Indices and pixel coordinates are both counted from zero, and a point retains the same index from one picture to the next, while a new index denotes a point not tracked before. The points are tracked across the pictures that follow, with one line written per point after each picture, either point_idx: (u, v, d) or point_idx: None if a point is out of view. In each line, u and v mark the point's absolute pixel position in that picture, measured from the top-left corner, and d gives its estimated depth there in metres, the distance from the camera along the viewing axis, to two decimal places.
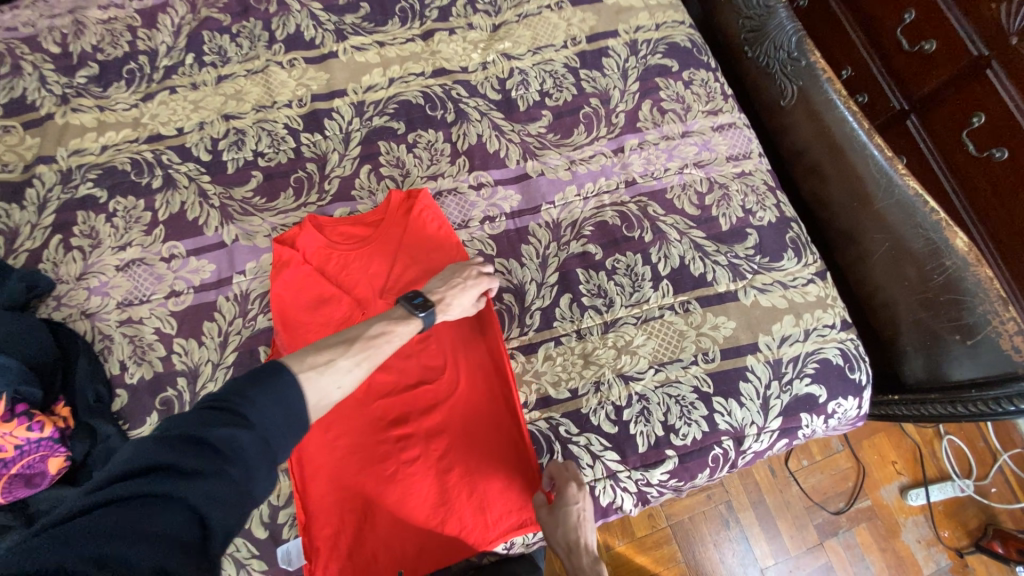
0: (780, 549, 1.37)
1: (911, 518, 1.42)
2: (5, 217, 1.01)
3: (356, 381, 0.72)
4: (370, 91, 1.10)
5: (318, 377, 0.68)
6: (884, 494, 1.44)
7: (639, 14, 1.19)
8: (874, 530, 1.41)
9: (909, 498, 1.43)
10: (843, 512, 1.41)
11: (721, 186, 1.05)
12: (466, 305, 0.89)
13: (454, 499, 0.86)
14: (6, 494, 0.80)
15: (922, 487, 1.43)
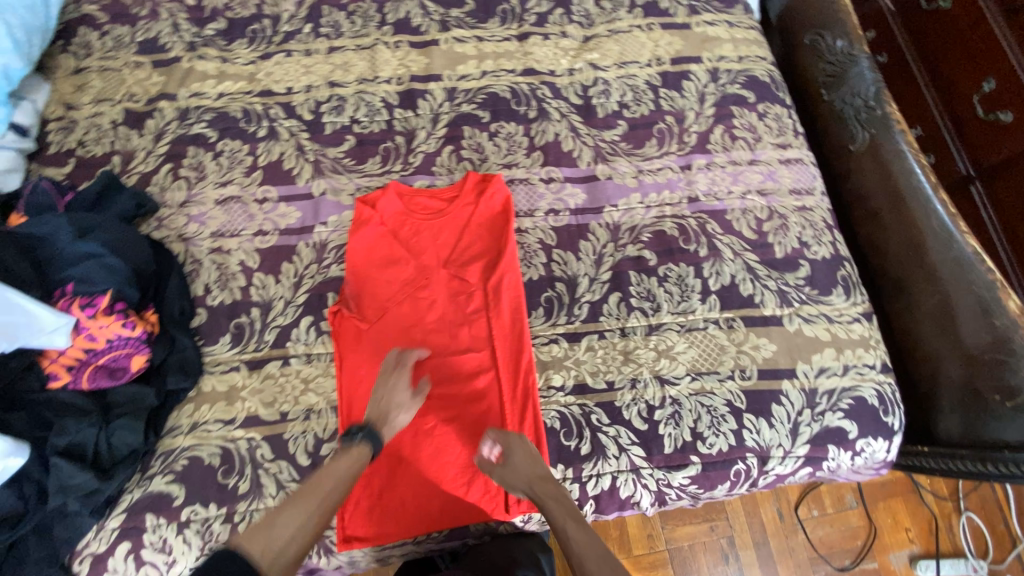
0: None
1: None
2: (125, 141, 1.13)
3: (308, 530, 0.76)
4: (463, 79, 1.19)
5: (262, 544, 0.72)
6: (892, 560, 1.41)
7: (724, 45, 1.25)
8: None
9: (918, 567, 1.39)
10: (847, 570, 1.40)
11: (780, 216, 1.09)
12: (404, 401, 0.89)
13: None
14: (91, 382, 0.86)
15: (933, 559, 1.40)
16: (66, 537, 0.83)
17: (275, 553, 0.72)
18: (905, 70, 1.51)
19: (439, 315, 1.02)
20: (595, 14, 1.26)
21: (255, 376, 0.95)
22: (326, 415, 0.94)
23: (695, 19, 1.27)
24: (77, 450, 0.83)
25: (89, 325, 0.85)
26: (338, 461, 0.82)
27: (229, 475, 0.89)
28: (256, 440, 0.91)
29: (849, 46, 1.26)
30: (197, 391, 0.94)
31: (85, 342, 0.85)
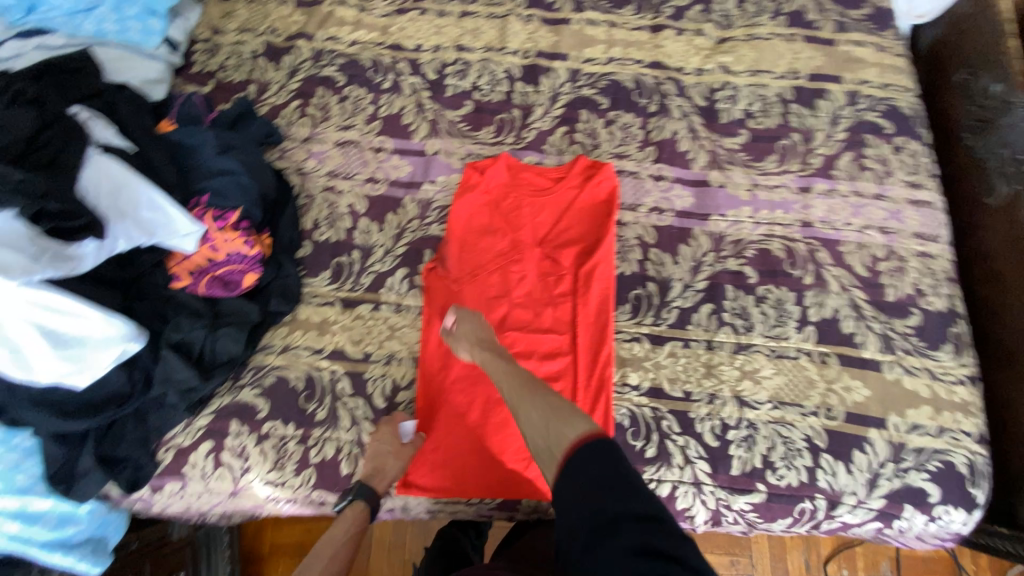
0: None
1: None
2: (261, 72, 1.19)
3: None
4: (589, 62, 1.17)
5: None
6: None
7: (868, 68, 1.17)
8: None
9: None
10: None
11: (899, 258, 1.03)
12: (392, 449, 0.90)
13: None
14: (206, 289, 0.93)
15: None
16: (158, 425, 0.90)
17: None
18: None
19: (526, 291, 1.02)
20: (735, 16, 1.21)
21: (346, 314, 1.00)
22: (406, 364, 0.98)
23: (841, 37, 1.20)
24: (185, 347, 0.89)
25: (215, 237, 0.91)
26: (336, 526, 0.88)
27: (309, 402, 0.94)
28: (339, 373, 0.96)
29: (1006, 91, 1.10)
30: (293, 317, 1.00)
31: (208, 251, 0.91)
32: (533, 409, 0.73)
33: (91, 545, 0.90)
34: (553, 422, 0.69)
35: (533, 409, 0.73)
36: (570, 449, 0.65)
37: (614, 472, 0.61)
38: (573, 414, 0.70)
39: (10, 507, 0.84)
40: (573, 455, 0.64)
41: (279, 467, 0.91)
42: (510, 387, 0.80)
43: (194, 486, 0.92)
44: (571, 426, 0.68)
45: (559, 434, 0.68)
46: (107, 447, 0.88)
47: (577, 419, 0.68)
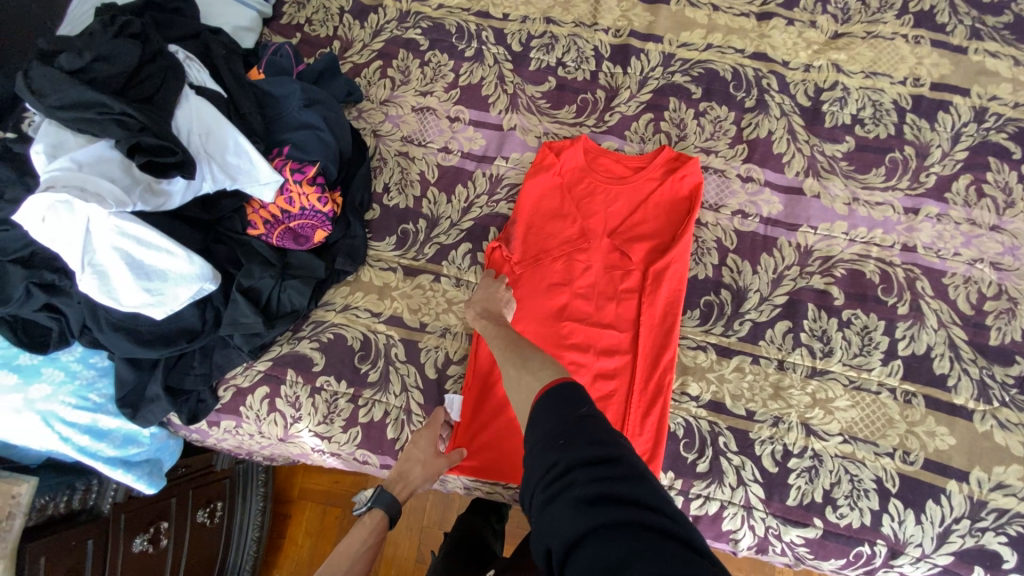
0: None
1: None
2: (347, 28, 1.18)
3: None
4: (684, 47, 1.10)
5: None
6: None
7: (1004, 82, 1.03)
8: None
9: None
10: None
11: (1011, 300, 0.92)
12: (423, 457, 0.87)
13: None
14: (279, 240, 0.94)
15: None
16: (221, 364, 0.95)
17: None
18: None
19: (588, 283, 0.98)
20: (856, 9, 1.09)
21: (407, 282, 1.00)
22: (460, 339, 0.97)
23: (977, 43, 1.06)
24: (253, 294, 0.92)
25: (291, 189, 0.91)
26: (353, 538, 0.85)
27: (364, 362, 0.96)
28: (394, 339, 0.97)
29: None
30: (355, 278, 1.01)
31: (284, 203, 0.92)
32: (512, 369, 0.74)
33: (148, 467, 0.97)
34: (527, 378, 0.70)
35: (512, 368, 0.74)
36: (537, 397, 0.65)
37: (572, 419, 0.58)
38: (545, 366, 0.70)
39: (82, 421, 0.89)
40: (538, 406, 0.63)
41: (328, 421, 0.95)
42: (500, 352, 0.80)
43: (248, 426, 0.98)
44: (539, 379, 0.68)
45: (531, 388, 0.68)
46: (174, 379, 0.92)
47: (545, 372, 0.69)
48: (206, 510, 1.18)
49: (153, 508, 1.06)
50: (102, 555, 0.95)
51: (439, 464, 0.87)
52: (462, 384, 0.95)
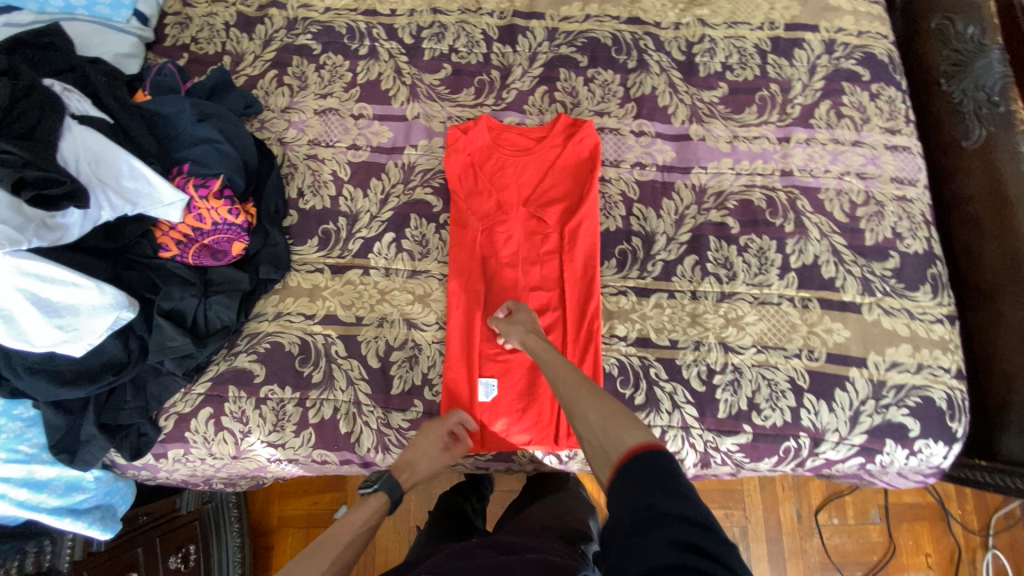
0: None
1: None
2: (236, 43, 1.17)
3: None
4: (566, 21, 1.16)
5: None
6: None
7: (844, 17, 1.16)
8: None
9: None
10: None
11: (877, 203, 1.04)
12: (432, 452, 0.90)
13: (540, 395, 0.95)
14: (196, 258, 0.94)
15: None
16: (158, 394, 0.93)
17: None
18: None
19: (514, 251, 1.03)
20: None
21: (336, 280, 1.02)
22: (398, 326, 0.99)
23: None
24: (178, 316, 0.91)
25: (199, 206, 0.90)
26: (355, 517, 0.82)
27: (305, 364, 0.97)
28: (332, 337, 0.98)
29: (981, 33, 1.12)
30: (284, 285, 1.01)
31: (193, 221, 0.91)
32: (593, 410, 0.74)
33: (99, 512, 0.94)
34: (615, 426, 0.69)
35: (592, 411, 0.74)
36: (627, 453, 0.64)
37: (668, 477, 0.58)
38: (633, 426, 0.68)
39: (17, 475, 0.87)
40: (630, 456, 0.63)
41: (279, 428, 0.95)
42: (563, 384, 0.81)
43: (198, 451, 0.96)
44: (629, 434, 0.67)
45: (617, 441, 0.67)
46: (108, 415, 0.90)
47: (635, 429, 0.67)
48: (178, 556, 1.17)
49: (120, 560, 1.03)
50: None
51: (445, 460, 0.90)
52: (405, 368, 0.98)
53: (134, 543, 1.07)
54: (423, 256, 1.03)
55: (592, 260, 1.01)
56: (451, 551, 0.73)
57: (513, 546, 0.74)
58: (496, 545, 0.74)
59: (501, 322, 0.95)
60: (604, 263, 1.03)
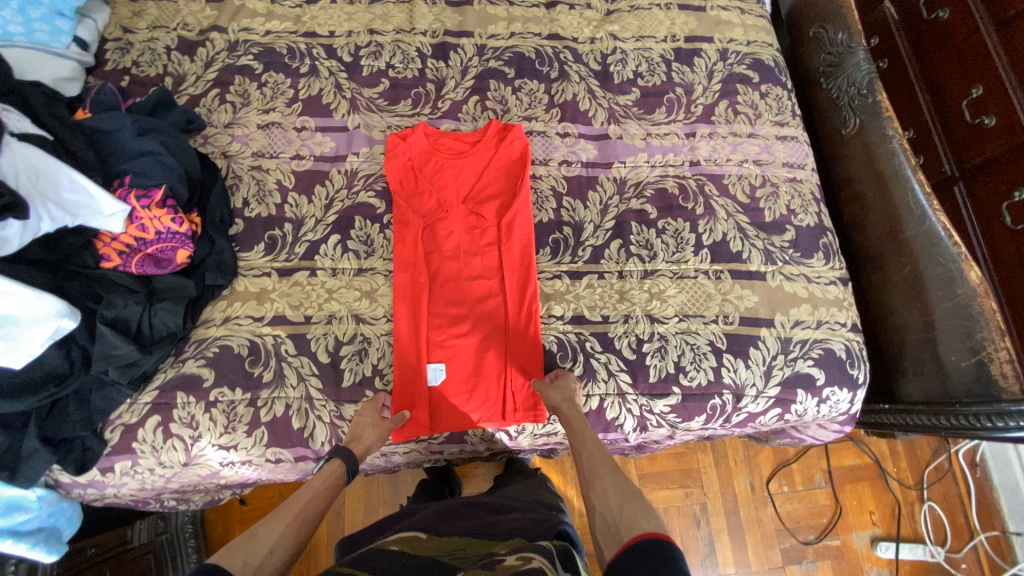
0: (744, 559, 1.64)
1: (876, 568, 1.66)
2: (177, 65, 1.21)
3: (287, 538, 0.77)
4: (493, 38, 1.28)
5: (242, 558, 0.71)
6: (855, 539, 1.69)
7: (735, 28, 1.33)
8: (836, 567, 1.66)
9: (877, 547, 1.67)
10: (811, 543, 1.67)
11: (772, 185, 1.19)
12: (373, 420, 0.96)
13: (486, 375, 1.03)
14: (139, 268, 0.96)
15: (892, 541, 1.67)
16: (103, 406, 0.92)
17: (257, 564, 0.71)
18: (896, 52, 1.35)
19: (456, 245, 1.11)
20: None
21: (284, 282, 1.06)
22: (347, 321, 1.04)
23: (710, 3, 1.35)
24: (122, 324, 0.92)
25: (142, 216, 0.93)
26: (312, 480, 0.87)
27: (255, 365, 1.00)
28: (282, 337, 1.02)
29: (849, 38, 1.29)
30: (232, 290, 1.04)
31: (136, 231, 0.93)
32: (612, 489, 0.80)
33: (43, 534, 0.93)
34: (631, 509, 0.75)
35: (611, 488, 0.81)
36: (634, 536, 0.70)
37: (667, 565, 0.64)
38: (648, 513, 0.74)
39: None
40: (639, 539, 0.69)
41: (230, 429, 0.96)
42: (587, 457, 0.88)
43: (146, 461, 0.96)
44: (647, 522, 0.72)
45: (632, 522, 0.73)
46: (50, 428, 0.90)
47: (653, 518, 0.73)
48: None
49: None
50: None
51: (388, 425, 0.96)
52: (356, 360, 1.02)
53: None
54: (369, 255, 1.09)
55: (527, 250, 1.10)
56: (438, 515, 0.86)
57: (499, 508, 0.90)
58: (479, 508, 0.89)
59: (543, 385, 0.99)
60: (539, 252, 1.12)
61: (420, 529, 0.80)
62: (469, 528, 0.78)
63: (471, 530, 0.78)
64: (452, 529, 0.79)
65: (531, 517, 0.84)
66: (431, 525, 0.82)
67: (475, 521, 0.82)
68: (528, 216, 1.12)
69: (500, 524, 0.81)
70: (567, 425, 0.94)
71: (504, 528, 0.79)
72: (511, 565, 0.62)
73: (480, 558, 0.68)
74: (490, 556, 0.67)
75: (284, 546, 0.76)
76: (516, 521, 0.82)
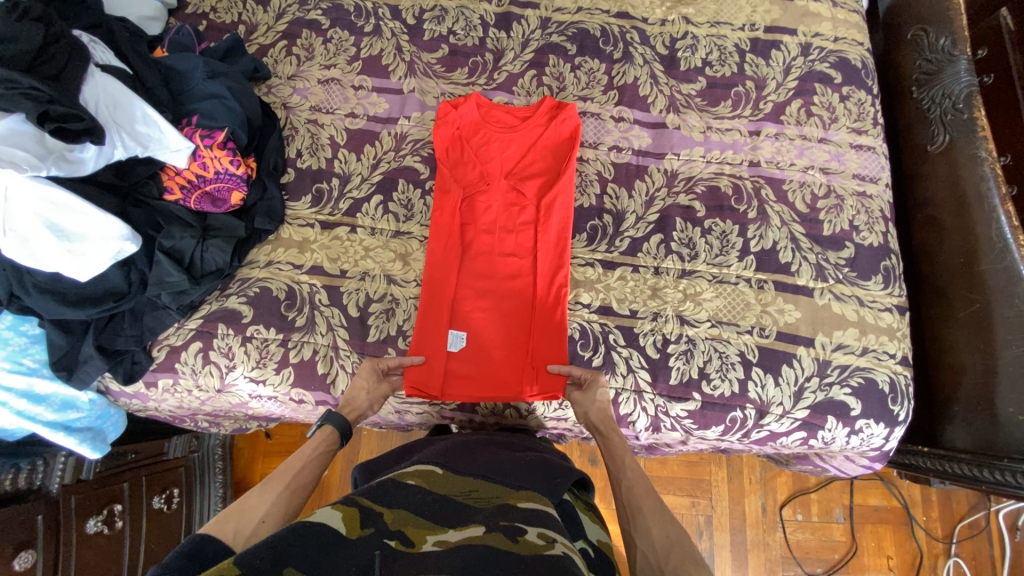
0: None
1: None
2: (251, 14, 1.25)
3: (276, 508, 0.77)
4: (559, 12, 1.24)
5: (234, 527, 0.72)
6: None
7: (823, 22, 1.22)
8: None
9: None
10: None
11: (837, 197, 1.10)
12: (368, 386, 0.99)
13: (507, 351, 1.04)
14: (198, 204, 1.02)
15: None
16: (154, 325, 1.01)
17: (249, 532, 0.72)
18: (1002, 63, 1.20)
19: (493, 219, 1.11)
20: None
21: (325, 235, 1.09)
22: (379, 280, 1.07)
23: None
24: (177, 255, 0.99)
25: (204, 155, 0.99)
26: (302, 448, 0.87)
27: (290, 310, 1.05)
28: (317, 287, 1.06)
29: (951, 45, 1.15)
30: (277, 236, 1.09)
31: (198, 168, 0.99)
32: (656, 531, 0.76)
33: (90, 433, 1.03)
34: (677, 559, 0.71)
35: (655, 528, 0.77)
36: None
37: None
38: (695, 564, 0.70)
39: (18, 387, 0.95)
40: None
41: (261, 365, 1.03)
42: (629, 484, 0.85)
43: (185, 382, 1.04)
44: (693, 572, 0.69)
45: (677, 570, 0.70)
46: (106, 339, 0.98)
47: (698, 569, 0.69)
48: (162, 497, 1.24)
49: (105, 492, 1.11)
50: (56, 532, 1.00)
51: (383, 389, 1.00)
52: (382, 319, 1.05)
53: (120, 478, 1.15)
54: (407, 219, 1.11)
55: (563, 236, 1.08)
56: (452, 449, 0.88)
57: (516, 447, 0.94)
58: (492, 445, 0.93)
59: (572, 391, 1.01)
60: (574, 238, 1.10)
61: (436, 462, 0.82)
62: (484, 471, 0.80)
63: (484, 475, 0.79)
64: (467, 469, 0.81)
65: (544, 463, 0.87)
66: (447, 460, 0.84)
67: (488, 464, 0.84)
68: (568, 199, 1.10)
69: (514, 469, 0.83)
70: (603, 443, 0.94)
71: (517, 477, 0.80)
72: (531, 541, 0.61)
73: (496, 510, 0.69)
74: (507, 514, 0.67)
75: (275, 515, 0.76)
76: (530, 468, 0.84)
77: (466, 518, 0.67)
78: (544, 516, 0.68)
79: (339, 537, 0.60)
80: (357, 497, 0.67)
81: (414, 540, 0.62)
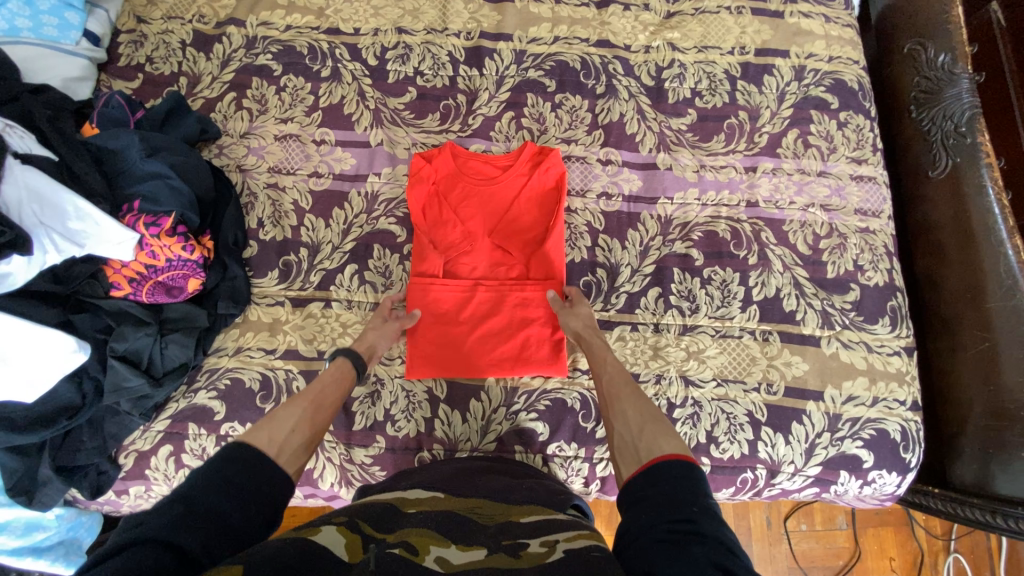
0: None
1: None
2: (192, 63, 1.12)
3: (306, 422, 0.72)
4: (534, 42, 1.14)
5: (267, 435, 0.66)
6: None
7: (816, 41, 1.14)
8: None
9: None
10: None
11: (840, 235, 1.04)
12: (377, 324, 0.95)
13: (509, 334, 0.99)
14: (150, 296, 0.92)
15: None
16: (115, 433, 0.92)
17: (282, 439, 0.66)
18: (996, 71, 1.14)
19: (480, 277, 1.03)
20: None
21: (297, 313, 1.01)
22: None
23: (790, 7, 1.16)
24: (133, 358, 0.89)
25: (151, 242, 0.88)
26: (320, 376, 0.83)
27: (266, 401, 0.96)
28: (294, 372, 0.98)
29: (952, 62, 1.09)
30: (244, 319, 1.00)
31: (145, 258, 0.88)
32: (633, 414, 0.73)
33: (63, 548, 0.95)
34: (651, 431, 0.68)
35: (633, 411, 0.74)
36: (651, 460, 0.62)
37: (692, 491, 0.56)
38: (669, 435, 0.66)
39: None
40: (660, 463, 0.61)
41: None
42: (608, 378, 0.82)
43: (158, 488, 0.95)
44: (667, 440, 0.65)
45: (652, 442, 0.66)
46: (65, 457, 0.89)
47: (674, 437, 0.65)
48: None
49: None
50: None
51: (391, 326, 0.95)
52: (367, 404, 0.98)
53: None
54: (386, 288, 1.03)
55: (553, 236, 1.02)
56: (451, 474, 0.80)
57: (520, 469, 0.87)
58: (494, 468, 0.86)
59: (559, 307, 0.96)
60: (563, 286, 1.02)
61: (434, 487, 0.75)
62: (487, 492, 0.74)
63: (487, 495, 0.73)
64: (469, 491, 0.74)
65: (546, 487, 0.80)
66: (444, 484, 0.77)
67: (490, 484, 0.78)
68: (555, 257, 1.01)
69: (514, 489, 0.77)
70: (586, 351, 0.91)
71: (519, 496, 0.75)
72: (535, 552, 0.58)
73: (500, 529, 0.64)
74: (511, 531, 0.63)
75: (306, 430, 0.71)
76: (532, 489, 0.78)
77: (471, 534, 0.61)
78: (549, 527, 0.64)
79: (340, 562, 0.53)
80: (358, 521, 0.61)
81: (417, 548, 0.56)
